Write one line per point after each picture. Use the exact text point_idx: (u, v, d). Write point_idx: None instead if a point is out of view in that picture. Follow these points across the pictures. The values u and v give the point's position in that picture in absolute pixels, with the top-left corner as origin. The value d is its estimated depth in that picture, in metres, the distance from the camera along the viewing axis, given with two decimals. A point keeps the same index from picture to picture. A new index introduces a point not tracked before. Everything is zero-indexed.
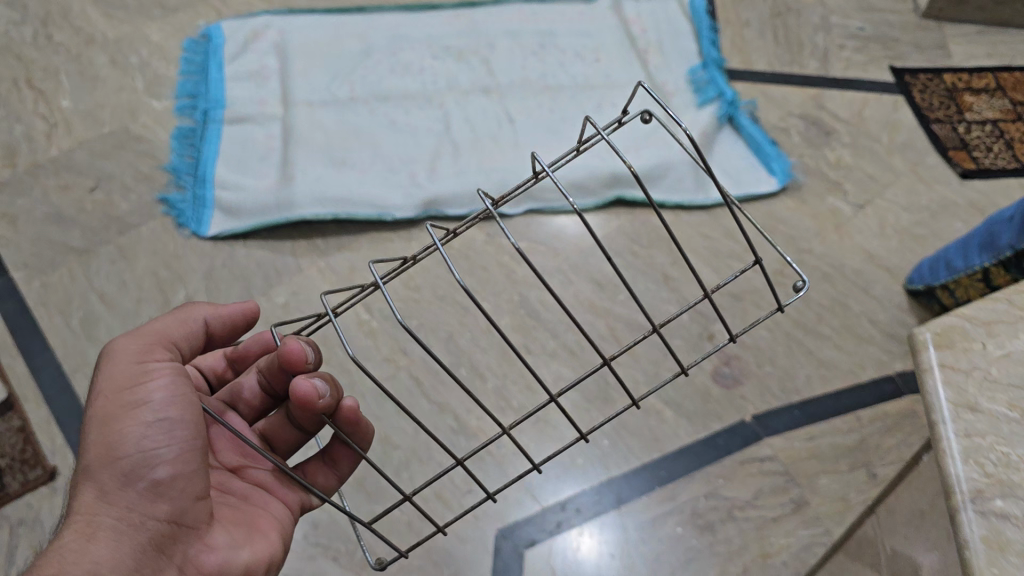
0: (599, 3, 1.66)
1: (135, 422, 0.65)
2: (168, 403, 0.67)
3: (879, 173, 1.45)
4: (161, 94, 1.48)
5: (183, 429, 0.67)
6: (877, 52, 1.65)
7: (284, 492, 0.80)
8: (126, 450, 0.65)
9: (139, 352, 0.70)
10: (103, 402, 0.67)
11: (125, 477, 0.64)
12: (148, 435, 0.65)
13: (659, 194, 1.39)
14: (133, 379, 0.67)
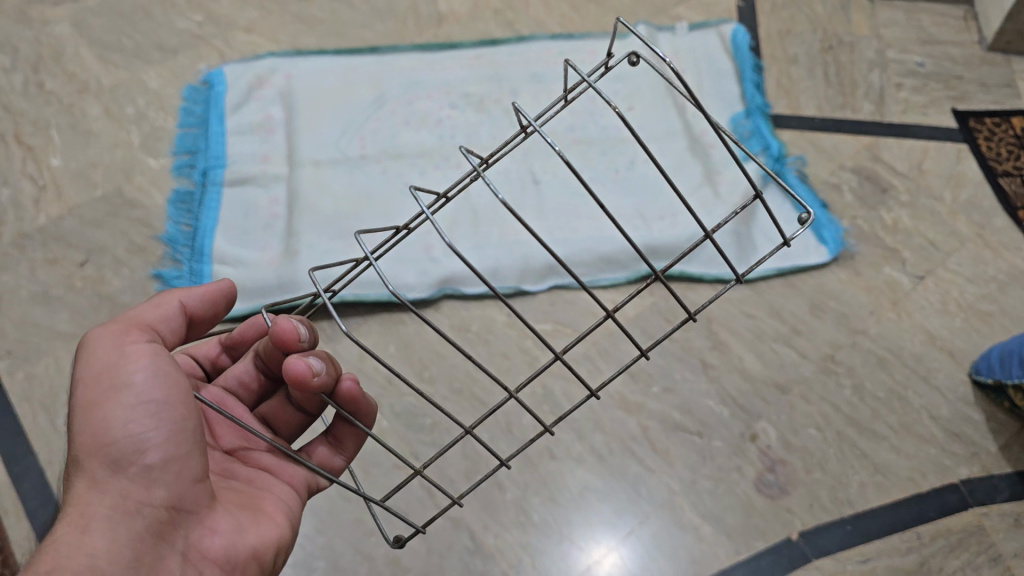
0: (633, 39, 1.53)
1: (118, 411, 0.68)
2: (149, 387, 0.70)
3: (941, 237, 1.32)
4: (157, 149, 1.37)
5: (169, 410, 0.70)
6: (938, 92, 1.51)
7: (288, 474, 0.82)
8: (113, 437, 0.68)
9: (121, 340, 0.72)
10: (86, 392, 0.70)
11: (115, 464, 0.68)
12: (132, 421, 0.68)
13: (697, 268, 1.26)
14: (114, 366, 0.70)
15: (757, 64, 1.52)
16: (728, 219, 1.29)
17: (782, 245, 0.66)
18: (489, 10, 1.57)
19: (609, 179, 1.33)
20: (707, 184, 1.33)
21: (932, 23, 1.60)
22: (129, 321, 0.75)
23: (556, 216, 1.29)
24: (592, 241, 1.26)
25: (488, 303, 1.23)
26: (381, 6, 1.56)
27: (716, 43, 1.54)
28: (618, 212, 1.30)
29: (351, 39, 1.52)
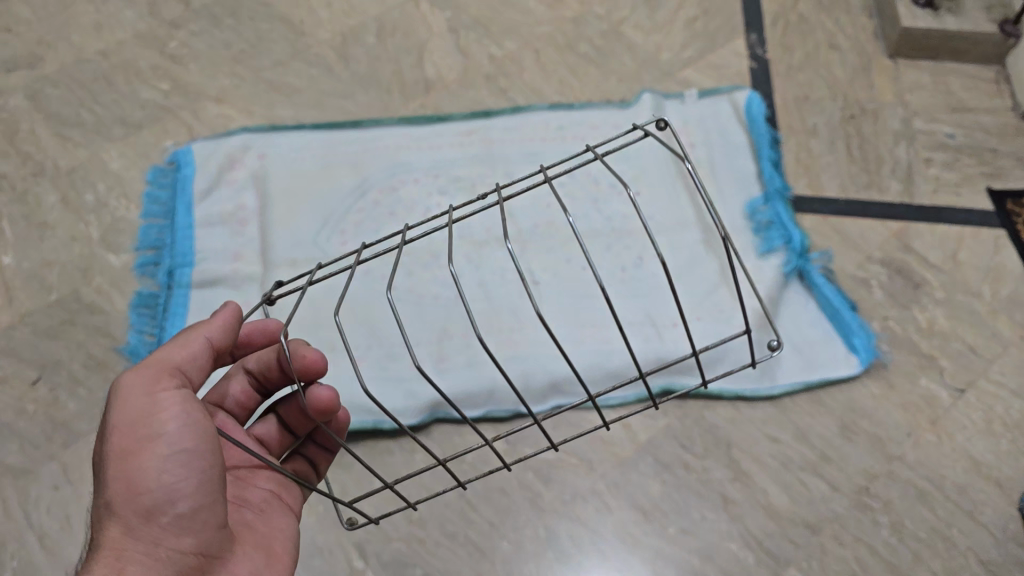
0: (639, 110, 1.40)
1: (154, 460, 0.70)
2: (181, 436, 0.71)
3: (981, 342, 1.21)
4: (119, 243, 1.24)
5: (200, 459, 0.71)
6: (971, 167, 1.39)
7: (289, 497, 0.87)
8: (147, 486, 0.69)
9: (154, 390, 0.72)
10: (119, 440, 0.70)
11: (144, 513, 0.69)
12: (166, 470, 0.70)
13: (714, 383, 1.15)
14: (147, 414, 0.71)
15: (773, 138, 1.40)
16: (748, 327, 1.17)
17: (779, 344, 0.76)
18: (481, 75, 1.45)
19: (616, 279, 1.21)
20: (724, 284, 1.21)
21: (961, 86, 1.48)
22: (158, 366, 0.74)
23: (558, 326, 1.17)
24: (599, 355, 1.14)
25: (485, 428, 1.11)
26: (364, 74, 1.44)
27: (729, 111, 1.41)
28: (626, 319, 1.18)
29: (331, 113, 1.40)
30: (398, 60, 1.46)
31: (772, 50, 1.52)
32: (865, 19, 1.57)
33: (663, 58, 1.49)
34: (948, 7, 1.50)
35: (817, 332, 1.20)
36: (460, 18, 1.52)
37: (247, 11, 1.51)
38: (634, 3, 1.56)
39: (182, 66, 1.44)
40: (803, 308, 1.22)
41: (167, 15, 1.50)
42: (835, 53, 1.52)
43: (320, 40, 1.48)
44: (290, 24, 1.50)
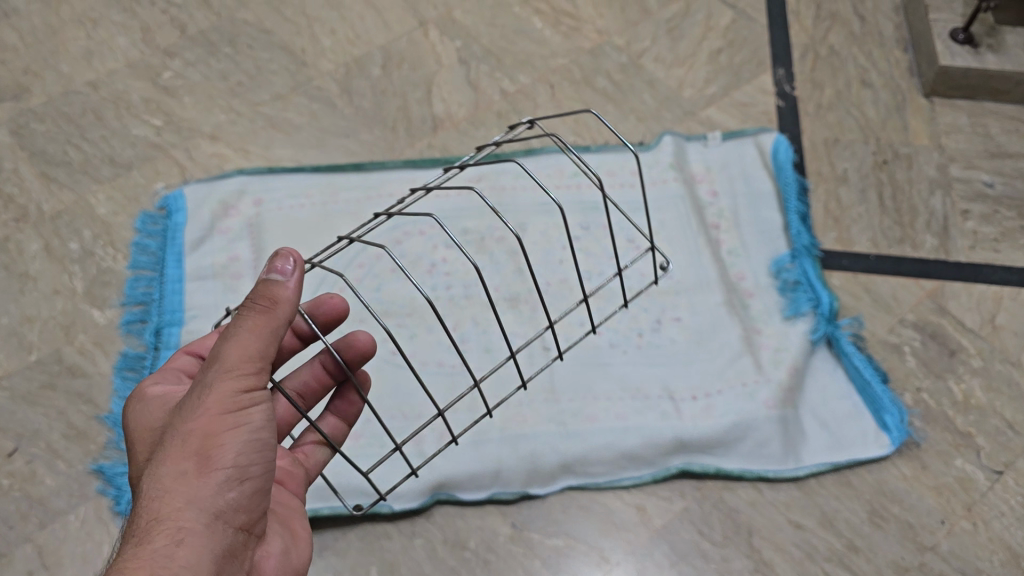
0: (659, 153, 1.31)
1: (234, 441, 0.66)
2: (261, 426, 0.68)
3: (1021, 418, 1.13)
4: (104, 297, 1.17)
5: (265, 447, 0.69)
6: (1011, 221, 1.31)
7: (295, 485, 0.83)
8: (223, 464, 0.65)
9: (244, 373, 0.67)
10: (208, 417, 0.66)
11: (216, 491, 0.65)
12: (241, 452, 0.67)
13: (735, 462, 1.08)
14: (240, 401, 0.67)
15: (801, 185, 1.32)
16: (773, 402, 1.09)
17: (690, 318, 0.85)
18: (492, 113, 1.37)
19: (633, 345, 1.14)
20: (748, 352, 1.13)
21: (1001, 129, 1.40)
22: (254, 350, 0.68)
23: (570, 398, 1.09)
24: (615, 433, 1.07)
25: (489, 510, 1.04)
26: (368, 109, 1.36)
27: (755, 155, 1.32)
28: (642, 390, 1.11)
29: (332, 152, 1.32)
30: (404, 94, 1.38)
31: (800, 86, 1.44)
32: (899, 54, 1.48)
33: (684, 95, 1.41)
34: (988, 45, 1.42)
35: (846, 405, 1.12)
36: (470, 48, 1.44)
37: (246, 39, 1.43)
38: (655, 33, 1.48)
39: (176, 99, 1.36)
40: (831, 378, 1.15)
41: (162, 43, 1.42)
42: (867, 90, 1.44)
43: (322, 71, 1.40)
44: (292, 53, 1.42)
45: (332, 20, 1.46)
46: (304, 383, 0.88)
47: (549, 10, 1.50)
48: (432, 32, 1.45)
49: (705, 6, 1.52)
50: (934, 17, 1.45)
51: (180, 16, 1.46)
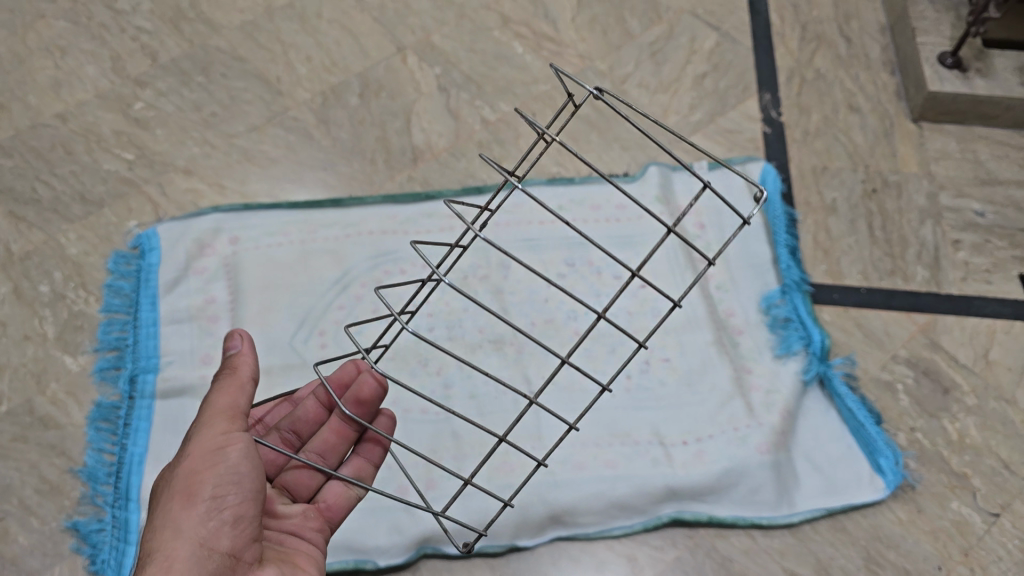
0: (645, 186, 1.28)
1: (211, 475, 0.70)
2: (237, 460, 0.72)
3: (1016, 458, 1.11)
4: (76, 343, 1.13)
5: (247, 478, 0.72)
6: (1003, 251, 1.28)
7: (311, 534, 0.81)
8: (202, 495, 0.70)
9: (217, 421, 0.74)
10: (189, 461, 0.72)
11: (200, 521, 0.69)
12: (220, 484, 0.70)
13: (727, 510, 1.05)
14: (214, 444, 0.72)
15: (789, 216, 1.29)
16: (766, 446, 1.07)
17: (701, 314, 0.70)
18: (474, 142, 1.33)
19: (621, 387, 1.12)
20: (740, 394, 1.11)
21: (991, 155, 1.38)
22: (222, 407, 0.75)
23: (558, 444, 1.06)
24: (604, 481, 1.04)
25: (476, 563, 1.01)
26: (346, 140, 1.33)
27: (743, 186, 1.29)
28: (631, 435, 1.08)
29: (311, 187, 1.28)
30: (383, 124, 1.34)
31: (787, 111, 1.41)
32: (886, 77, 1.46)
33: (670, 122, 1.38)
34: (977, 69, 1.40)
35: (840, 448, 1.10)
36: (450, 75, 1.40)
37: (219, 67, 1.39)
38: (639, 57, 1.45)
39: (149, 131, 1.33)
40: (824, 419, 1.12)
41: (133, 72, 1.38)
42: (856, 115, 1.41)
43: (299, 100, 1.36)
44: (267, 82, 1.38)
45: (308, 47, 1.42)
46: (325, 441, 0.86)
47: (530, 36, 1.45)
48: (410, 58, 1.41)
49: (688, 29, 1.48)
50: (921, 40, 1.42)
51: (150, 44, 1.41)
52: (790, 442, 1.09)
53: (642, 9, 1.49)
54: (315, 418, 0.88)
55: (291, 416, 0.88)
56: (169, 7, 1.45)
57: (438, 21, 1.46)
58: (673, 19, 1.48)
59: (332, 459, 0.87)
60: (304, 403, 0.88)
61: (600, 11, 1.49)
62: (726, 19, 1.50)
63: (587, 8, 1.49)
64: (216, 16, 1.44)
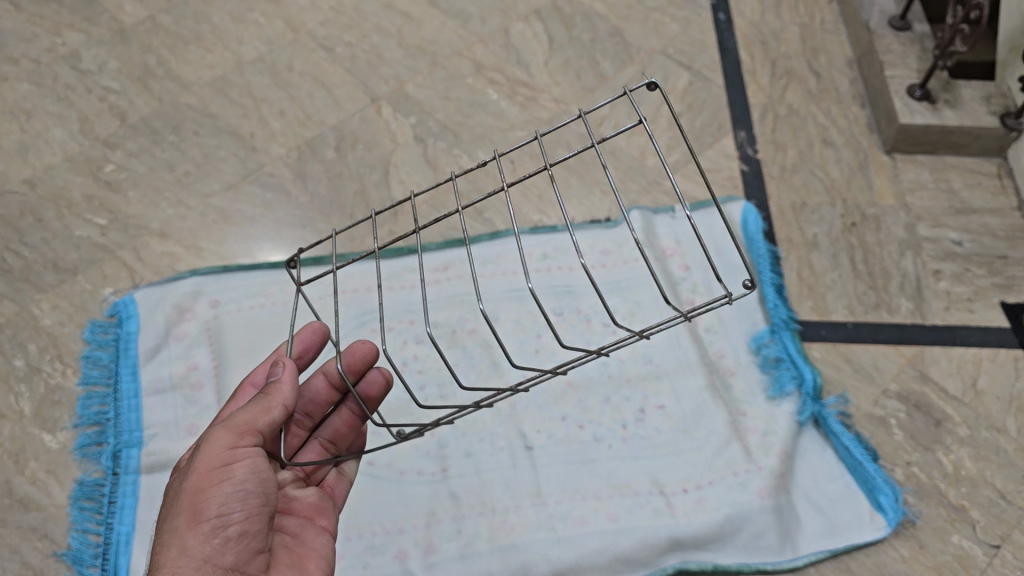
0: (628, 230, 1.29)
1: (219, 492, 0.67)
2: (247, 480, 0.68)
3: (1012, 488, 1.10)
4: (55, 419, 1.09)
5: (254, 496, 0.68)
6: (982, 278, 1.29)
7: (325, 520, 0.80)
8: (207, 513, 0.66)
9: (229, 433, 0.69)
10: (196, 477, 0.68)
11: (204, 539, 0.66)
12: (227, 502, 0.67)
13: (732, 557, 1.03)
14: (223, 462, 0.68)
15: (772, 254, 1.30)
16: (766, 490, 1.06)
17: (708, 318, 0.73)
18: (453, 192, 1.33)
19: (618, 438, 1.11)
20: (736, 438, 1.10)
21: (963, 184, 1.40)
22: (240, 419, 0.70)
23: (558, 500, 1.05)
24: (606, 535, 1.02)
25: None
26: (324, 194, 1.32)
27: (724, 225, 1.30)
28: (631, 486, 1.07)
29: (291, 245, 1.27)
30: (361, 177, 1.34)
31: (762, 148, 1.42)
32: (857, 110, 1.49)
33: (648, 163, 1.39)
34: (945, 100, 1.42)
35: (838, 487, 1.09)
36: (426, 124, 1.41)
37: (191, 124, 1.39)
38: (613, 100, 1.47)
39: (120, 194, 1.31)
40: (821, 458, 1.11)
41: (102, 134, 1.37)
42: (829, 149, 1.43)
43: (274, 156, 1.36)
44: (240, 139, 1.38)
45: (280, 100, 1.43)
46: (337, 430, 0.86)
47: (503, 80, 1.48)
48: (385, 109, 1.43)
49: (661, 69, 1.52)
50: (889, 73, 1.45)
51: (119, 104, 1.41)
52: (790, 482, 1.08)
53: (613, 51, 1.54)
54: (326, 400, 0.85)
55: (303, 396, 0.85)
56: (136, 64, 1.47)
57: (411, 70, 1.49)
58: (645, 58, 1.53)
59: (341, 446, 0.87)
60: (314, 383, 0.85)
61: (572, 53, 1.53)
62: (697, 57, 1.54)
63: (559, 52, 1.53)
64: (185, 73, 1.46)
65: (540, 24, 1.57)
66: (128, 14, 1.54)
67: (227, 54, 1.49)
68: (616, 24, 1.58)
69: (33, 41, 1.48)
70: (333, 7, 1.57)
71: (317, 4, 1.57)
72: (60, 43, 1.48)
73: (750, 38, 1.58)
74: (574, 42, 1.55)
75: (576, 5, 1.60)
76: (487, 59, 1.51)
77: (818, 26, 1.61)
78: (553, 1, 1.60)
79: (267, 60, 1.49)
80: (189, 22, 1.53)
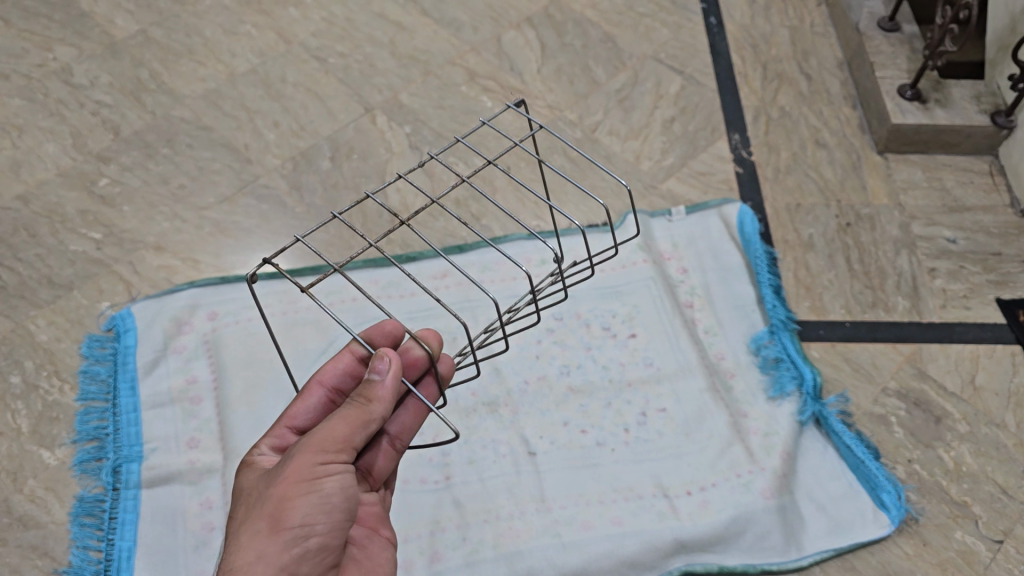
0: (625, 234, 1.29)
1: (305, 503, 0.63)
2: (336, 495, 0.64)
3: (1013, 482, 1.10)
4: (53, 436, 1.08)
5: (337, 511, 0.65)
6: (977, 275, 1.30)
7: (389, 530, 0.77)
8: (291, 522, 0.63)
9: (323, 445, 0.65)
10: (284, 485, 0.63)
11: (284, 548, 0.62)
12: (312, 513, 0.63)
13: (737, 558, 1.02)
14: (314, 476, 0.64)
15: (769, 255, 1.30)
16: (769, 491, 1.06)
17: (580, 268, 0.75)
18: (450, 201, 1.33)
19: (620, 442, 1.11)
20: (738, 440, 1.11)
21: (956, 182, 1.40)
22: (339, 433, 0.66)
23: (562, 505, 1.05)
24: (611, 539, 1.02)
25: None
26: (321, 205, 1.32)
27: (720, 228, 1.31)
28: (634, 489, 1.07)
29: (289, 256, 1.26)
30: (358, 187, 1.34)
31: (756, 151, 1.43)
32: (848, 111, 1.50)
33: (643, 168, 1.40)
34: (936, 99, 1.43)
35: (841, 486, 1.09)
36: (421, 132, 1.42)
37: (184, 137, 1.39)
38: (607, 105, 1.48)
39: (115, 208, 1.30)
40: (823, 457, 1.11)
41: (94, 148, 1.37)
42: (822, 150, 1.44)
43: (269, 167, 1.36)
44: (235, 150, 1.38)
45: (274, 111, 1.43)
46: (404, 423, 0.78)
47: (497, 88, 1.48)
48: (379, 118, 1.43)
49: (653, 74, 1.53)
50: (880, 74, 1.46)
51: (112, 118, 1.41)
52: (793, 481, 1.08)
53: (606, 57, 1.55)
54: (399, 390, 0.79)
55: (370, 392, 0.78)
56: (128, 78, 1.46)
57: (405, 79, 1.49)
58: (638, 64, 1.54)
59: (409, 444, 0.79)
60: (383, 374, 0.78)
61: (564, 60, 1.54)
62: (689, 61, 1.55)
63: (552, 59, 1.54)
64: (178, 86, 1.46)
65: (532, 31, 1.57)
66: (120, 27, 1.54)
67: (220, 67, 1.49)
68: (608, 30, 1.59)
69: (23, 57, 1.47)
70: (325, 17, 1.58)
71: (309, 16, 1.58)
72: (50, 58, 1.48)
73: (741, 42, 1.59)
74: (566, 48, 1.55)
75: (567, 12, 1.61)
76: (480, 67, 1.51)
77: (807, 29, 1.62)
78: (544, 9, 1.61)
79: (260, 71, 1.49)
80: (181, 35, 1.53)
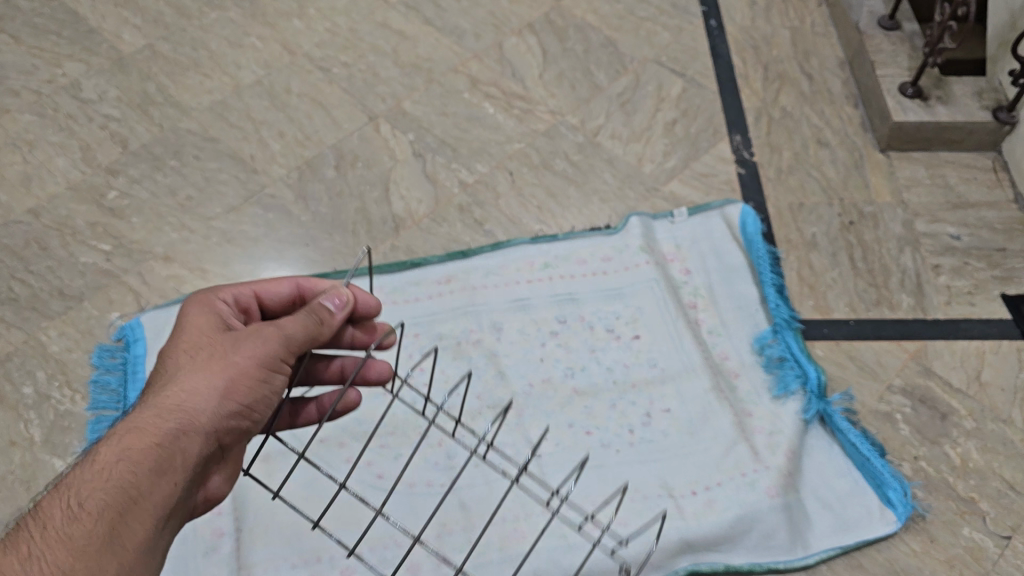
0: (628, 237, 1.30)
1: (203, 316, 0.76)
2: (206, 312, 0.77)
3: (1021, 478, 1.10)
4: (65, 444, 1.09)
5: (193, 330, 0.74)
6: (982, 271, 1.30)
7: (263, 402, 0.71)
8: (204, 316, 0.76)
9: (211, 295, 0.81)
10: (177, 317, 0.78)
11: (193, 334, 0.74)
12: (205, 320, 0.76)
13: (743, 558, 1.03)
14: (197, 304, 0.79)
15: (772, 255, 1.30)
16: (775, 490, 1.06)
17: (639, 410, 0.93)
18: (454, 207, 1.35)
19: (625, 443, 1.11)
20: (742, 439, 1.11)
21: (959, 179, 1.41)
22: (198, 299, 0.79)
23: (568, 507, 1.05)
24: (617, 539, 1.02)
25: None
26: (326, 213, 1.33)
27: (723, 229, 1.31)
28: (639, 490, 1.07)
29: (295, 264, 1.28)
30: (362, 195, 1.35)
31: (758, 151, 1.44)
32: (850, 110, 1.50)
33: (645, 170, 1.41)
34: (937, 96, 1.43)
35: (846, 484, 1.08)
36: (424, 139, 1.43)
37: (192, 149, 1.41)
38: (608, 109, 1.48)
39: (124, 220, 1.32)
40: (829, 456, 1.11)
41: (104, 161, 1.39)
42: (824, 149, 1.44)
43: (274, 177, 1.38)
44: (241, 160, 1.40)
45: (279, 122, 1.45)
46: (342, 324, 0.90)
47: (499, 94, 1.50)
48: (383, 126, 1.44)
49: (654, 77, 1.53)
50: (881, 72, 1.46)
51: (120, 131, 1.43)
52: (800, 479, 1.08)
53: (607, 61, 1.56)
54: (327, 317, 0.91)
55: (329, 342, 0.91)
56: (135, 92, 1.48)
57: (408, 87, 1.50)
58: (639, 68, 1.55)
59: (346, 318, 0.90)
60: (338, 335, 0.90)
61: (566, 65, 1.55)
62: (690, 64, 1.56)
63: (553, 64, 1.55)
64: (185, 99, 1.48)
65: (533, 37, 1.58)
66: (127, 43, 1.56)
67: (225, 79, 1.51)
68: (609, 35, 1.60)
69: (33, 73, 1.50)
70: (329, 28, 1.59)
71: (313, 26, 1.60)
72: (59, 74, 1.50)
73: (742, 44, 1.60)
74: (568, 54, 1.56)
75: (568, 18, 1.62)
76: (483, 74, 1.52)
77: (808, 29, 1.63)
78: (545, 15, 1.62)
79: (265, 82, 1.50)
80: (187, 48, 1.55)
